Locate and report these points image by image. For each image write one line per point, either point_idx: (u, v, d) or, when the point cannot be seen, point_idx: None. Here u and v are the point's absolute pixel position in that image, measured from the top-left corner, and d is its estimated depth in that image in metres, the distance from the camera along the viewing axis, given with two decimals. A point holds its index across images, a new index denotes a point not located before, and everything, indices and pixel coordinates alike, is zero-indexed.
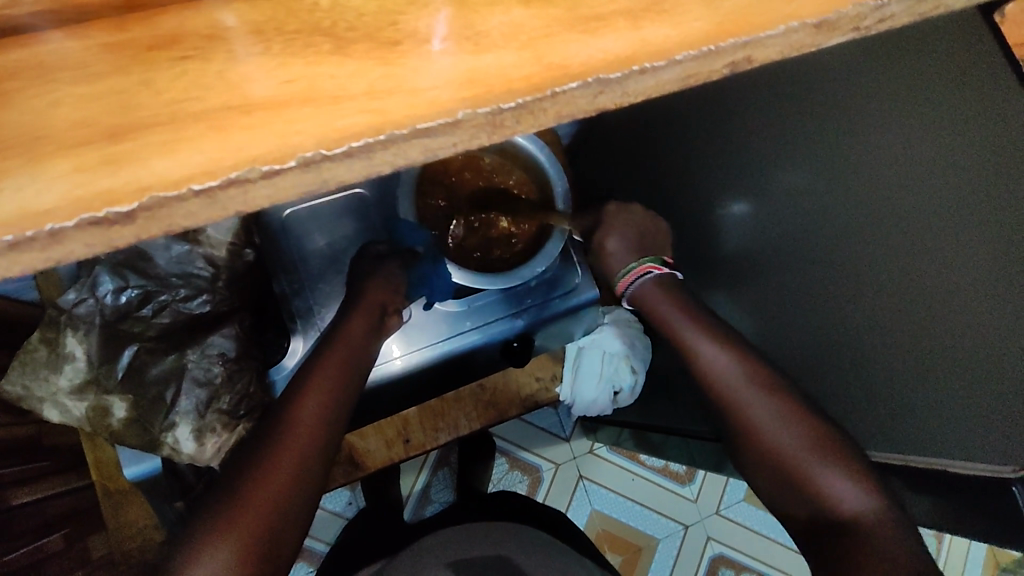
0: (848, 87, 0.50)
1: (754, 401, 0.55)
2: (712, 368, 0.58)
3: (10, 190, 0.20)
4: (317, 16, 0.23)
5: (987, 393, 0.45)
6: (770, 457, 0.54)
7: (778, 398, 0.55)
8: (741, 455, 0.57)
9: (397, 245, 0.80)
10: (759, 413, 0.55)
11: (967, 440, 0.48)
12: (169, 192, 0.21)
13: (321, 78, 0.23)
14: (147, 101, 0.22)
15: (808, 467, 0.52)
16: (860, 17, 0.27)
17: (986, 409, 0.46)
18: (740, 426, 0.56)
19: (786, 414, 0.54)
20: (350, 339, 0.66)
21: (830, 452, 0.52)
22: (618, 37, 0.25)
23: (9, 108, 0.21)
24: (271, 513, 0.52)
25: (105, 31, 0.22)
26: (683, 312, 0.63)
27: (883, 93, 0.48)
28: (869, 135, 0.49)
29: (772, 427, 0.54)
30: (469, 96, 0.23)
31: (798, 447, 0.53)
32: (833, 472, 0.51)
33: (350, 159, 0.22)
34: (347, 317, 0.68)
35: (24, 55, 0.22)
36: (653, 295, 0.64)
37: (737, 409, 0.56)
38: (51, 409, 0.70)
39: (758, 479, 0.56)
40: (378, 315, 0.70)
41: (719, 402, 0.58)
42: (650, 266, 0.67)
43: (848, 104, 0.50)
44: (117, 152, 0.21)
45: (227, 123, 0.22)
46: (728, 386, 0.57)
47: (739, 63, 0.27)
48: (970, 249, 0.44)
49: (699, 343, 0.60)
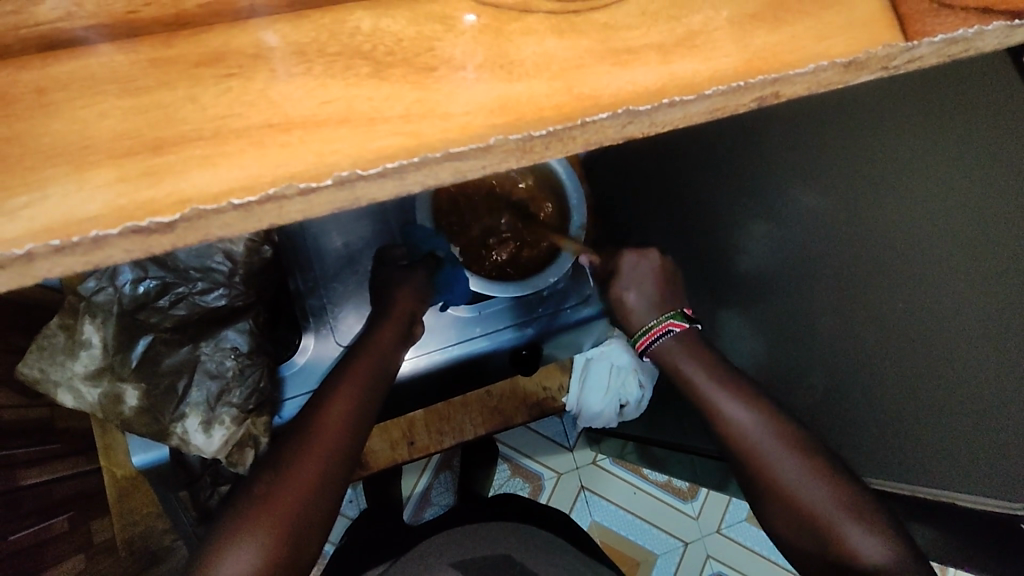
0: (868, 120, 0.51)
1: (786, 460, 0.56)
2: (741, 428, 0.59)
3: (56, 197, 0.21)
4: (357, 40, 0.24)
5: (996, 433, 0.45)
6: (803, 515, 0.55)
7: (810, 459, 0.56)
8: (770, 511, 0.58)
9: (415, 253, 0.81)
10: (790, 472, 0.56)
11: (979, 476, 0.47)
12: (209, 206, 0.22)
13: (358, 100, 0.23)
14: (191, 116, 0.22)
15: (839, 526, 0.53)
16: (889, 58, 0.27)
17: (995, 448, 0.45)
18: (772, 485, 0.57)
19: (817, 474, 0.55)
20: (379, 344, 0.67)
21: (860, 510, 0.53)
22: (649, 70, 0.26)
23: (58, 118, 0.22)
24: (294, 518, 0.54)
25: (152, 45, 0.22)
26: (708, 371, 0.63)
27: (903, 126, 0.48)
28: (890, 169, 0.49)
29: (807, 487, 0.55)
30: (501, 123, 0.24)
31: (822, 502, 0.54)
32: (863, 530, 0.52)
33: (383, 178, 0.23)
34: (378, 324, 0.70)
35: (73, 65, 0.22)
36: (677, 352, 0.65)
37: (769, 468, 0.57)
38: (64, 394, 0.70)
39: (785, 532, 0.58)
40: (407, 322, 0.71)
41: (745, 457, 0.59)
42: (672, 324, 0.68)
43: (867, 137, 0.51)
44: (159, 165, 0.22)
45: (266, 141, 0.22)
46: (755, 445, 0.58)
47: (767, 98, 0.27)
48: (985, 287, 0.44)
49: (725, 402, 0.60)
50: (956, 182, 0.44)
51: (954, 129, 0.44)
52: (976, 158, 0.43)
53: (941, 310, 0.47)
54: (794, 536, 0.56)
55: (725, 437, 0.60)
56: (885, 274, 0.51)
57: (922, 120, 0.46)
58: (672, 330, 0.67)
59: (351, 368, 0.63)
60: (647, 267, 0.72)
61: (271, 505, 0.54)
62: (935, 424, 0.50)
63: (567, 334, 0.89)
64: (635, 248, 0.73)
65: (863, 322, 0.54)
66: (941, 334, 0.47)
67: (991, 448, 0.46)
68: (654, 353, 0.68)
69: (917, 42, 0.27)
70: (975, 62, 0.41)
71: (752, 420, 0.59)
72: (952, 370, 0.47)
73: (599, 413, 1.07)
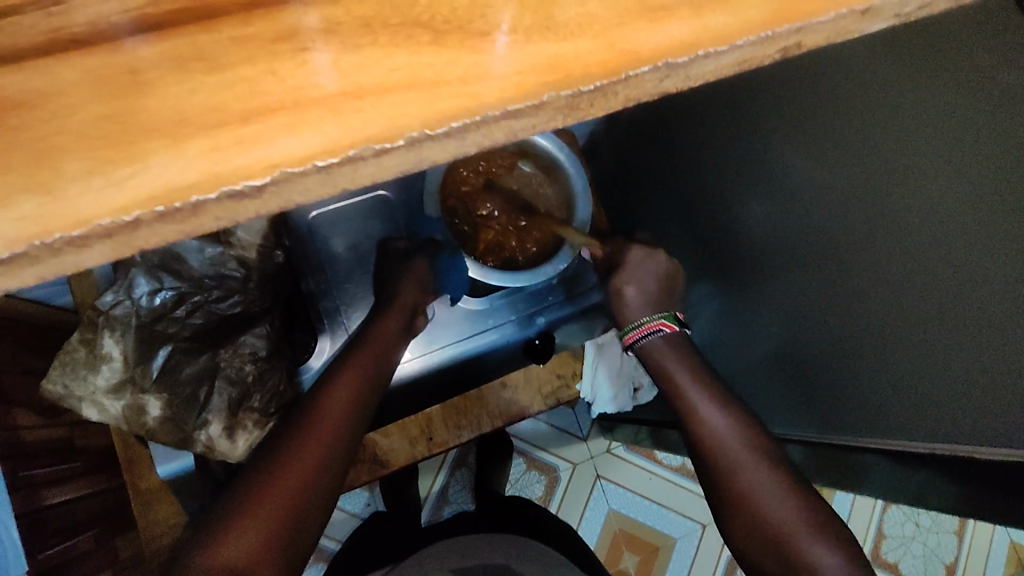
0: (857, 77, 0.53)
1: (749, 467, 0.64)
2: (716, 430, 0.67)
3: (157, 167, 0.23)
4: (416, 10, 0.25)
5: (997, 383, 0.46)
6: (758, 519, 0.62)
7: (772, 471, 0.64)
8: (728, 511, 0.65)
9: (415, 239, 0.94)
10: (760, 484, 0.63)
11: (988, 424, 0.49)
12: (295, 168, 0.23)
13: (422, 67, 0.25)
14: (272, 88, 0.24)
15: (795, 535, 0.59)
16: (902, 4, 0.29)
17: (1001, 396, 0.47)
18: (735, 489, 0.64)
19: (778, 485, 0.63)
20: (381, 339, 0.76)
21: (817, 528, 0.60)
22: (683, 25, 0.27)
23: (153, 95, 0.23)
24: (297, 498, 0.59)
25: (232, 24, 0.24)
26: (687, 371, 0.73)
27: (892, 81, 0.49)
28: (885, 122, 0.51)
29: (766, 494, 0.62)
30: (552, 80, 0.26)
31: (783, 514, 0.61)
32: (822, 545, 0.58)
33: (447, 138, 0.25)
34: (382, 319, 0.80)
35: (161, 46, 0.24)
36: (662, 352, 0.75)
37: (735, 470, 0.65)
38: (90, 408, 0.74)
39: (734, 531, 0.64)
40: (410, 314, 0.82)
41: (718, 459, 0.66)
42: (663, 323, 0.78)
43: (860, 101, 0.53)
44: (248, 134, 0.23)
45: (342, 108, 0.24)
46: (727, 449, 0.66)
47: (789, 48, 0.30)
48: (982, 238, 0.45)
49: (708, 412, 0.69)
50: (947, 132, 0.46)
51: (946, 81, 0.45)
52: (971, 107, 0.44)
53: (942, 262, 0.48)
54: (750, 540, 0.63)
55: (698, 437, 0.68)
56: (889, 234, 0.53)
57: (917, 71, 0.47)
58: (662, 330, 0.77)
59: (350, 362, 0.71)
60: (650, 267, 0.83)
61: (276, 485, 0.59)
62: (942, 375, 0.51)
63: (569, 322, 1.04)
64: (647, 248, 0.85)
65: (867, 276, 0.56)
66: (944, 283, 0.49)
67: (997, 394, 0.47)
68: (644, 346, 0.77)
69: None
70: (956, 16, 0.43)
71: (726, 426, 0.67)
72: (960, 320, 0.48)
73: (613, 398, 1.08)
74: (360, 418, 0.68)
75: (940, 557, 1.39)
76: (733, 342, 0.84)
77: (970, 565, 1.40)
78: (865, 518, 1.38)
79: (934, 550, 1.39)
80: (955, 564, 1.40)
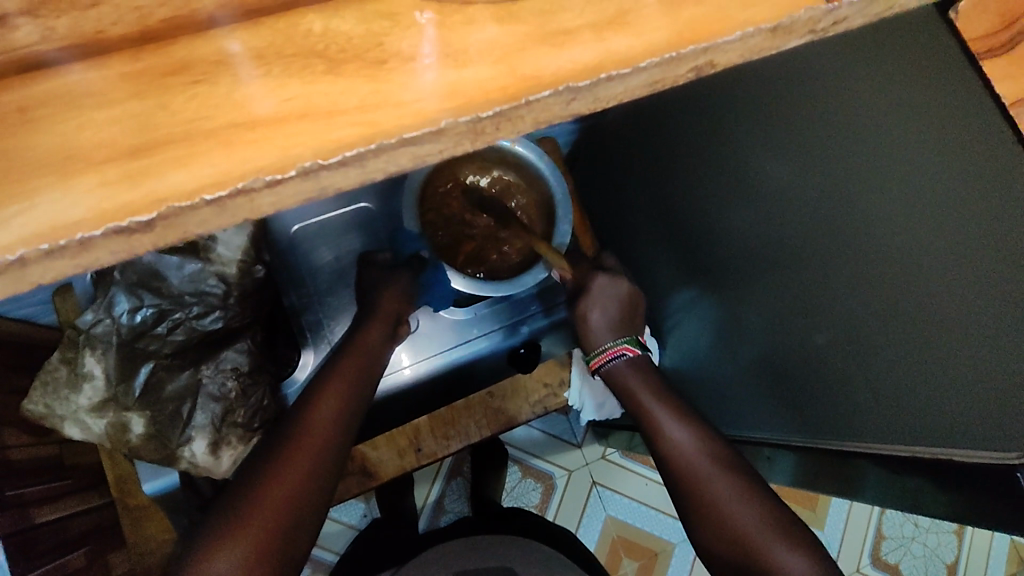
0: (816, 79, 0.53)
1: (717, 479, 0.64)
2: (682, 446, 0.67)
3: (45, 204, 0.23)
4: (312, 40, 0.26)
5: (955, 387, 0.46)
6: (728, 531, 0.62)
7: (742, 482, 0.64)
8: (700, 524, 0.64)
9: (400, 254, 0.91)
10: (725, 496, 0.63)
11: (946, 428, 0.49)
12: (183, 203, 0.23)
13: (317, 96, 0.25)
14: (163, 122, 0.24)
15: (766, 546, 0.59)
16: (814, 21, 0.29)
17: (960, 401, 0.46)
18: (706, 503, 0.64)
19: (744, 494, 0.62)
20: (367, 344, 0.77)
21: (790, 537, 0.59)
22: (586, 48, 0.27)
23: (42, 132, 0.23)
24: (283, 514, 0.59)
25: (122, 60, 0.24)
26: (651, 391, 0.73)
27: (851, 89, 0.50)
28: (846, 125, 0.51)
29: (733, 508, 0.62)
30: (451, 106, 0.26)
31: (752, 524, 0.61)
32: (790, 553, 0.58)
33: (344, 166, 0.25)
34: (366, 324, 0.80)
35: (51, 85, 0.24)
36: (625, 373, 0.75)
37: (705, 483, 0.64)
38: (72, 427, 0.75)
39: (708, 543, 0.64)
40: (394, 321, 0.82)
41: (686, 472, 0.66)
42: (625, 347, 0.78)
43: (818, 108, 0.54)
44: (137, 168, 0.24)
45: (233, 139, 0.24)
46: (694, 464, 0.66)
47: (702, 67, 0.29)
48: (941, 241, 0.45)
49: (673, 428, 0.69)
50: (903, 139, 0.46)
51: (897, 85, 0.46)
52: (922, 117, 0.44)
53: (904, 266, 0.48)
54: (724, 551, 0.62)
55: (665, 454, 0.68)
56: (854, 238, 0.53)
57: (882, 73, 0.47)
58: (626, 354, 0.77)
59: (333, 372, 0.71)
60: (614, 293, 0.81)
61: (259, 502, 0.59)
62: (905, 381, 0.51)
63: (553, 332, 1.04)
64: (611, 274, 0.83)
65: (836, 280, 0.56)
66: (907, 286, 0.48)
67: (955, 399, 0.47)
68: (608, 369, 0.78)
69: (837, 4, 0.29)
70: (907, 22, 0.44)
71: (693, 443, 0.67)
72: (923, 326, 0.48)
73: (601, 404, 1.10)
74: (351, 425, 0.68)
75: (940, 557, 1.39)
76: (715, 349, 0.84)
77: (971, 563, 1.39)
78: (863, 520, 1.38)
79: (934, 550, 1.39)
80: (956, 564, 1.39)
